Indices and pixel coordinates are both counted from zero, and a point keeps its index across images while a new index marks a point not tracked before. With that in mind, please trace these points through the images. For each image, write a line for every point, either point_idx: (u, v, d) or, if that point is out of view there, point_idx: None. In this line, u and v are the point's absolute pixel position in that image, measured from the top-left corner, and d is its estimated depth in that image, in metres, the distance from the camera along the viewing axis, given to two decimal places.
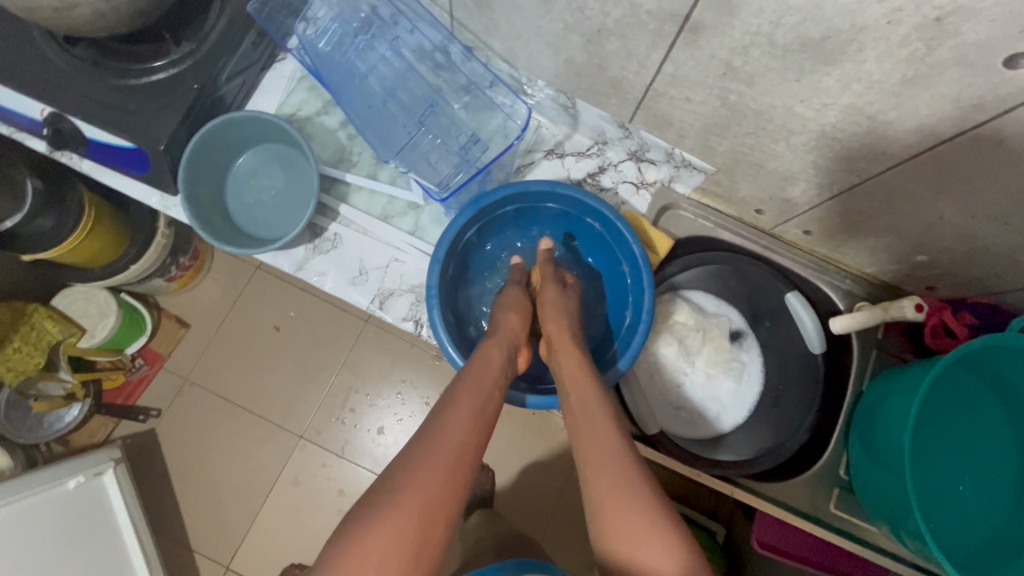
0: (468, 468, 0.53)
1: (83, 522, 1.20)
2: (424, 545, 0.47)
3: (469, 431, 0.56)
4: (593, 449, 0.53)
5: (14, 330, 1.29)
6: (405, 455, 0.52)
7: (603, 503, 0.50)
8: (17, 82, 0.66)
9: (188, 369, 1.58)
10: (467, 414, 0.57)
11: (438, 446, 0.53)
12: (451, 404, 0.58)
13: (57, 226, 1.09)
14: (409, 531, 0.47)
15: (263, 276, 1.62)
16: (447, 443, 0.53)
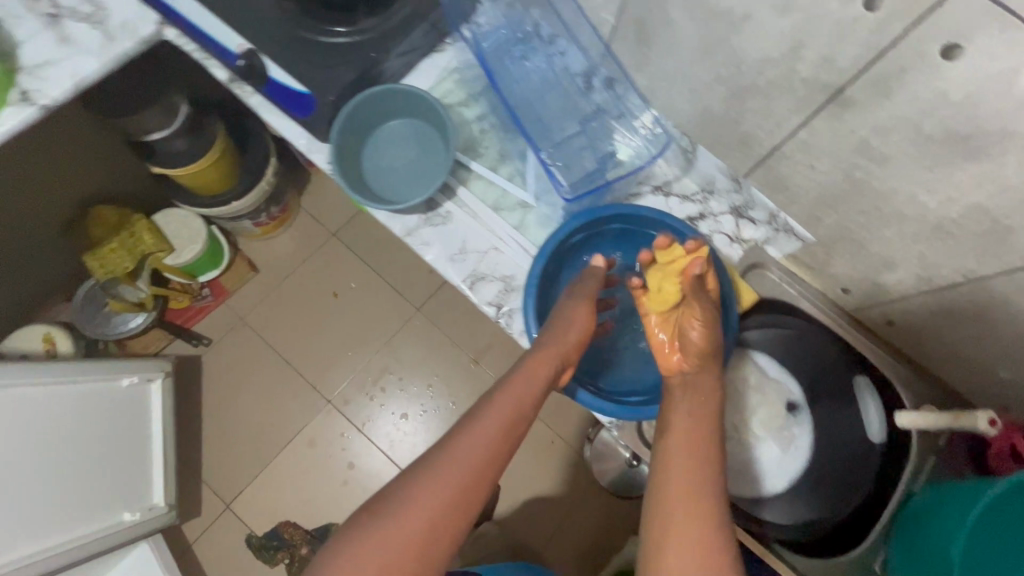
0: (488, 490, 0.51)
1: (124, 420, 1.27)
2: (432, 557, 0.47)
3: (494, 446, 0.53)
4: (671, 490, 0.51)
5: (116, 231, 1.42)
6: (428, 464, 0.50)
7: (662, 535, 0.48)
8: (230, 19, 0.77)
9: (244, 310, 1.66)
10: (498, 427, 0.55)
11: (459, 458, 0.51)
12: (483, 410, 0.56)
13: (188, 150, 1.20)
14: (415, 551, 0.46)
15: (337, 244, 1.71)
16: (472, 457, 0.51)
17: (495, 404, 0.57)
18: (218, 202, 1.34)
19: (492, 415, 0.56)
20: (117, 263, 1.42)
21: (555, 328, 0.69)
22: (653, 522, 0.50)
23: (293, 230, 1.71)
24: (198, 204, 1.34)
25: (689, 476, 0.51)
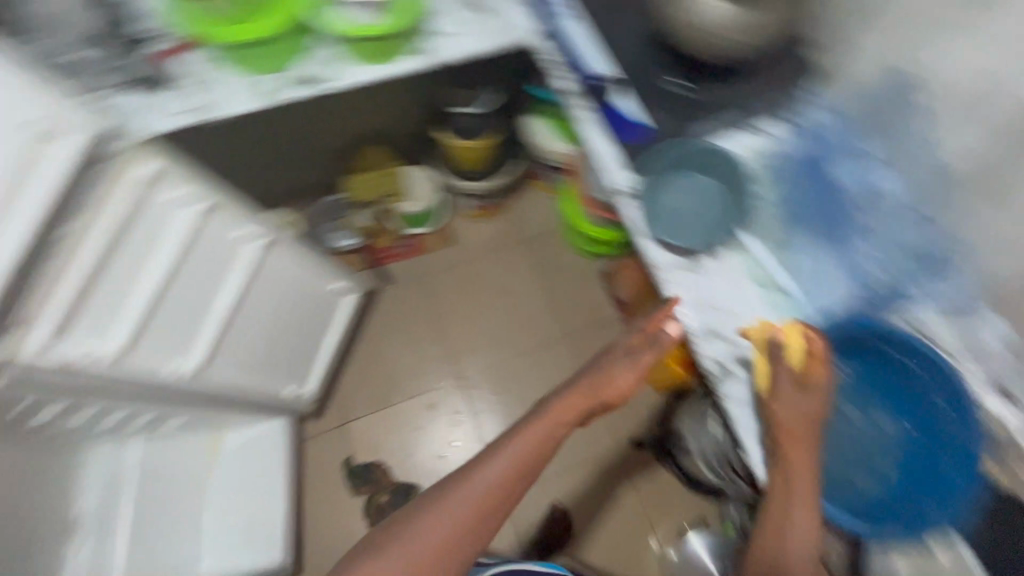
0: (497, 508, 0.79)
1: (321, 314, 1.47)
2: (449, 553, 0.76)
3: (504, 476, 0.80)
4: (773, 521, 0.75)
5: (379, 167, 1.73)
6: (439, 496, 0.79)
7: (779, 530, 0.75)
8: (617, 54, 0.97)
9: (426, 270, 1.85)
10: (506, 465, 0.81)
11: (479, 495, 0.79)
12: (495, 458, 0.82)
13: (471, 128, 1.42)
14: (434, 555, 0.75)
15: (529, 250, 1.85)
16: (484, 490, 0.79)
17: (506, 450, 0.82)
18: (463, 174, 1.56)
19: (507, 461, 0.81)
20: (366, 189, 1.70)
21: (593, 380, 0.87)
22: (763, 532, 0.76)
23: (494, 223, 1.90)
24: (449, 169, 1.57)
25: (786, 512, 0.74)
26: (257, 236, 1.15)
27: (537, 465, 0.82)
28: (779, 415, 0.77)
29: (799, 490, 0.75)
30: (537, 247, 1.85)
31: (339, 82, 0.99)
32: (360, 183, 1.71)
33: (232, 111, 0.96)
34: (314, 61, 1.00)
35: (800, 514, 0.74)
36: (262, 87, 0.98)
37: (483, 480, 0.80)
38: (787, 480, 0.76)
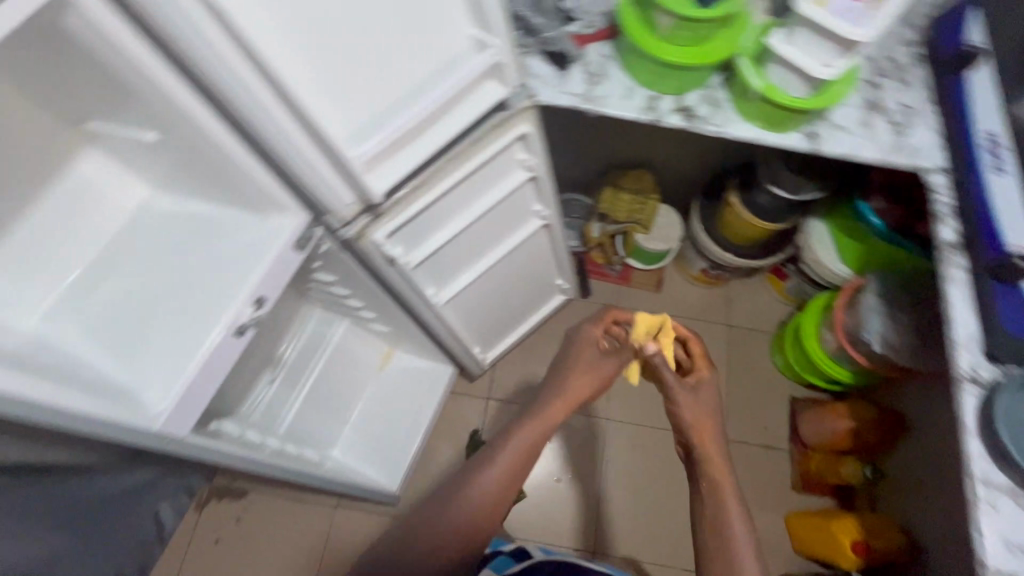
0: (495, 510, 0.90)
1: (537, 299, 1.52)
2: (462, 553, 0.88)
3: (496, 483, 0.91)
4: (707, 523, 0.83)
5: (640, 195, 1.69)
6: (430, 508, 0.91)
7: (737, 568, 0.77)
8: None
9: (626, 300, 1.86)
10: (497, 471, 0.91)
11: (473, 503, 0.89)
12: (489, 468, 0.92)
13: (765, 209, 1.38)
14: (446, 555, 0.87)
15: (726, 334, 1.83)
16: (476, 498, 0.90)
17: (500, 459, 0.92)
18: (721, 241, 1.54)
19: (488, 466, 0.92)
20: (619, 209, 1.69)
21: (577, 382, 1.00)
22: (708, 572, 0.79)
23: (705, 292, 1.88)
24: (710, 229, 1.55)
25: (722, 505, 0.83)
26: (545, 218, 1.22)
27: (524, 468, 0.93)
28: (688, 413, 0.92)
29: (721, 485, 0.85)
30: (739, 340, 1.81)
31: (722, 130, 0.98)
32: (616, 202, 1.69)
33: (615, 113, 0.99)
34: (704, 97, 1.01)
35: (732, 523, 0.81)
36: (649, 101, 1.00)
37: (479, 484, 0.91)
38: (711, 475, 0.86)
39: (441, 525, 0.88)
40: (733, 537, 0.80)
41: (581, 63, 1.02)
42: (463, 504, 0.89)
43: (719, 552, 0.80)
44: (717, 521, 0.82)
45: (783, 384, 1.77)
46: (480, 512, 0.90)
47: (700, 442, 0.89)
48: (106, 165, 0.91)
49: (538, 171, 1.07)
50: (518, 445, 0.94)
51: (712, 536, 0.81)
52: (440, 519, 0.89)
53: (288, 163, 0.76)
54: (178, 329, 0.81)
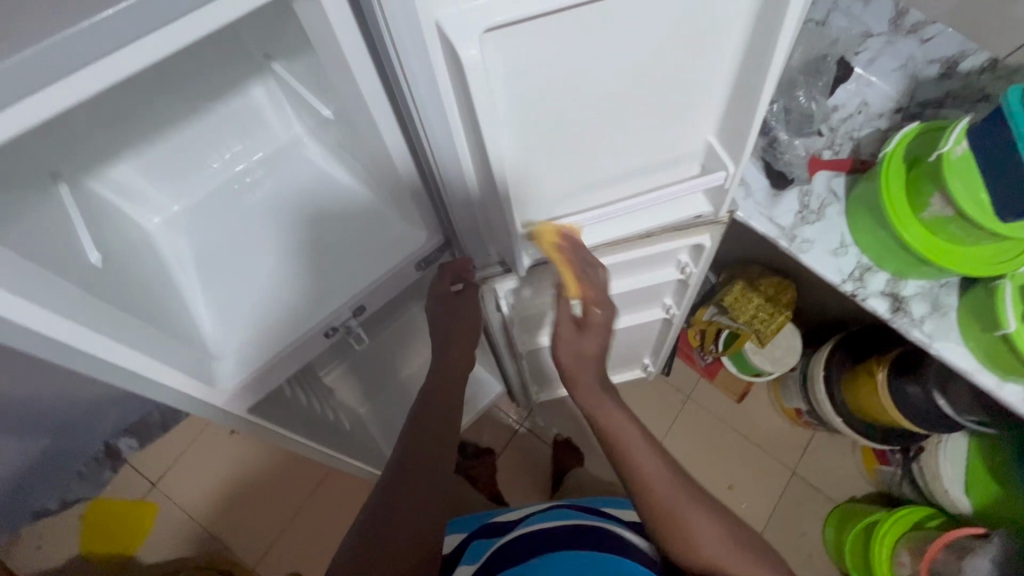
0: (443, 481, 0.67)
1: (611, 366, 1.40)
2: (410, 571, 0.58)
3: (430, 440, 0.70)
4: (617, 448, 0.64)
5: (773, 307, 1.44)
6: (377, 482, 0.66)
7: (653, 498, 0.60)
8: None
9: (697, 394, 1.74)
10: (417, 422, 0.72)
11: (423, 488, 0.64)
12: (429, 426, 0.71)
13: (915, 407, 1.17)
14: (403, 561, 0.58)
15: (784, 480, 1.65)
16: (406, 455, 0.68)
17: (418, 411, 0.73)
18: (840, 399, 1.36)
19: (428, 414, 0.72)
20: (742, 310, 1.46)
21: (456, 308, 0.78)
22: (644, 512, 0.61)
23: (786, 427, 1.69)
24: (835, 380, 1.36)
25: (612, 417, 0.66)
26: (670, 314, 1.08)
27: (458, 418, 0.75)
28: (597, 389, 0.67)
29: (657, 472, 0.62)
30: (795, 493, 1.64)
31: (929, 342, 0.79)
32: (743, 305, 1.46)
33: (812, 266, 0.83)
34: (927, 291, 0.82)
35: (694, 507, 0.60)
36: (859, 269, 0.82)
37: (427, 449, 0.68)
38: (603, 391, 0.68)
39: (385, 515, 0.61)
40: (699, 519, 0.60)
41: (802, 188, 0.85)
42: (422, 471, 0.66)
43: (643, 486, 0.61)
44: (672, 517, 0.60)
45: (822, 562, 1.58)
46: (425, 497, 0.64)
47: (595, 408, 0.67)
48: (276, 97, 0.90)
49: (692, 280, 0.93)
50: (450, 396, 0.75)
51: (665, 518, 0.60)
52: (385, 506, 0.63)
53: (448, 202, 0.67)
54: (282, 308, 0.81)
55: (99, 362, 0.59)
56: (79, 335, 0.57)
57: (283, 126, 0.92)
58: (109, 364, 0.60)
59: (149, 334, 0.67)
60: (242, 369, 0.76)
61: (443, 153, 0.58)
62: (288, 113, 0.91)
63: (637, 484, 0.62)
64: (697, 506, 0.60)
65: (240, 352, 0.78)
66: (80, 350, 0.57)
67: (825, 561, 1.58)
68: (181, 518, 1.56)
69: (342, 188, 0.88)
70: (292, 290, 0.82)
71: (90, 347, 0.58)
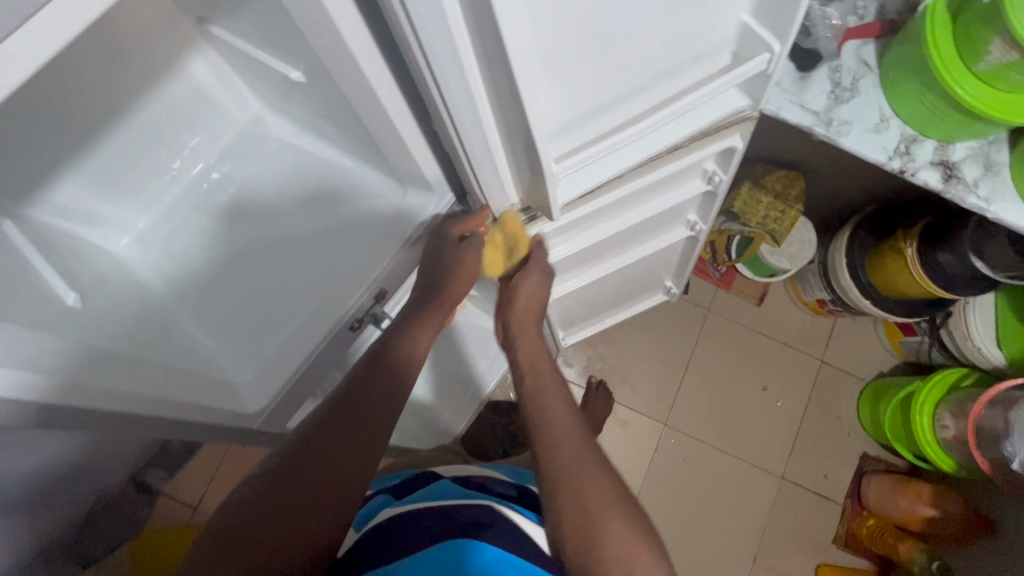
0: (364, 451, 0.59)
1: (633, 296, 1.36)
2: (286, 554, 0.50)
3: (350, 405, 0.61)
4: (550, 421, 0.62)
5: (783, 205, 1.37)
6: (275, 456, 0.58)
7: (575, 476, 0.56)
8: None
9: (717, 306, 1.71)
10: (343, 387, 0.63)
11: (344, 465, 0.57)
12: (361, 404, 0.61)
13: (949, 274, 1.14)
14: (276, 542, 0.51)
15: (815, 371, 1.67)
16: (314, 426, 0.59)
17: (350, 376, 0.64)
18: (865, 280, 1.33)
19: (362, 391, 0.63)
20: (752, 214, 1.40)
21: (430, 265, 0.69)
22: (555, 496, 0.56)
23: (809, 320, 1.69)
24: (859, 262, 1.33)
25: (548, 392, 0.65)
26: (696, 230, 1.02)
27: (407, 380, 0.66)
28: (524, 352, 0.70)
29: (563, 430, 0.61)
30: (827, 382, 1.66)
31: (986, 207, 0.74)
32: (753, 209, 1.39)
33: (854, 150, 0.76)
34: (976, 152, 0.76)
35: (590, 472, 0.57)
36: (903, 143, 0.76)
37: (367, 404, 0.61)
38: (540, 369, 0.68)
39: (293, 478, 0.55)
40: (583, 487, 0.55)
41: (830, 65, 0.77)
42: (341, 449, 0.58)
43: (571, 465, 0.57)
44: (561, 473, 0.57)
45: (861, 439, 1.63)
46: (344, 477, 0.56)
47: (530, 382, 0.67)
48: (222, 71, 0.78)
49: (720, 189, 0.85)
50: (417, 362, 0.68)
51: (553, 471, 0.57)
52: (293, 466, 0.56)
53: (462, 157, 0.58)
54: (295, 308, 0.73)
55: (125, 418, 0.56)
56: (88, 398, 0.53)
57: (238, 107, 0.81)
58: (137, 418, 0.56)
59: (162, 377, 0.62)
60: (267, 388, 0.68)
61: (454, 98, 0.48)
62: (240, 87, 0.79)
63: (544, 433, 0.61)
64: (593, 472, 0.57)
65: (258, 370, 0.70)
66: (101, 410, 0.53)
67: (864, 437, 1.63)
68: None
69: (321, 162, 0.78)
70: (299, 287, 0.74)
71: (110, 406, 0.54)
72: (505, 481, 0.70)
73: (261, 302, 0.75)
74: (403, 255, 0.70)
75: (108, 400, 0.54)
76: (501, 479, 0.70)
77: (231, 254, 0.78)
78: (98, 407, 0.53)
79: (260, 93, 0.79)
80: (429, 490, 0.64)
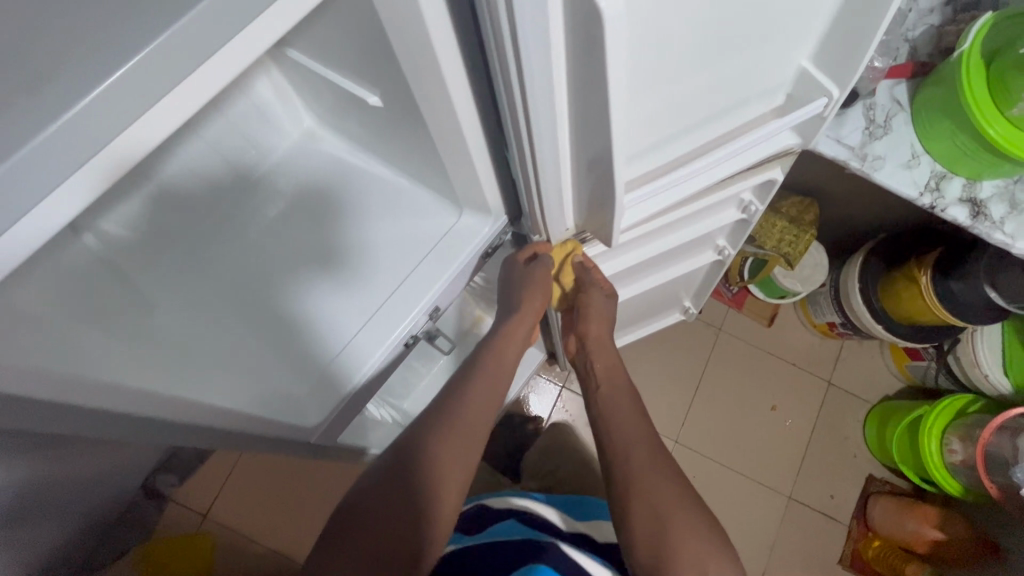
0: (445, 480, 0.64)
1: (653, 313, 1.39)
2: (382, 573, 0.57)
3: (430, 437, 0.66)
4: (629, 433, 0.73)
5: (798, 229, 1.40)
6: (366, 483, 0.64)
7: (654, 484, 0.66)
8: None
9: (728, 326, 1.74)
10: (425, 420, 0.69)
11: (426, 477, 0.63)
12: (452, 419, 0.68)
13: (962, 304, 1.17)
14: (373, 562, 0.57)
15: (823, 393, 1.70)
16: (401, 456, 0.65)
17: (432, 411, 0.70)
18: (878, 307, 1.37)
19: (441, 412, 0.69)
20: (768, 236, 1.43)
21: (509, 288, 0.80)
22: (640, 492, 0.66)
23: (817, 342, 1.73)
24: (872, 289, 1.37)
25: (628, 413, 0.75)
26: (724, 254, 1.05)
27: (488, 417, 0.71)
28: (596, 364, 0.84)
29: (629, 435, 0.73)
30: (835, 405, 1.69)
31: (1012, 243, 0.78)
32: (768, 232, 1.42)
33: (887, 184, 0.80)
34: (1003, 190, 0.80)
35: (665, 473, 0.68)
36: (934, 179, 0.80)
37: (444, 438, 0.66)
38: (611, 380, 0.81)
39: (382, 502, 0.61)
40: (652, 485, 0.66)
41: (866, 103, 0.81)
42: (425, 469, 0.64)
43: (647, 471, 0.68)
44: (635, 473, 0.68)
45: (866, 461, 1.66)
46: (438, 482, 0.63)
47: (608, 400, 0.78)
48: (281, 88, 0.81)
49: (755, 217, 0.88)
50: (491, 395, 0.73)
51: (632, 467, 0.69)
52: (384, 491, 0.62)
53: (532, 181, 0.61)
54: (345, 319, 0.74)
55: (185, 430, 0.56)
56: (160, 409, 0.53)
57: (292, 122, 0.84)
58: (201, 429, 0.57)
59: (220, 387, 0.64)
60: (323, 402, 0.70)
61: (539, 126, 0.51)
62: (298, 104, 0.82)
63: (617, 434, 0.73)
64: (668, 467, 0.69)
65: (312, 381, 0.71)
66: (170, 421, 0.54)
67: (869, 459, 1.66)
68: (242, 543, 1.50)
69: (374, 179, 0.81)
70: (348, 300, 0.75)
71: (179, 415, 0.55)
72: (567, 522, 0.76)
73: (309, 314, 0.75)
74: (460, 273, 0.72)
75: (178, 409, 0.55)
76: (558, 521, 0.76)
77: (280, 265, 0.79)
78: (167, 418, 0.54)
79: (317, 108, 0.81)
80: (497, 527, 0.73)
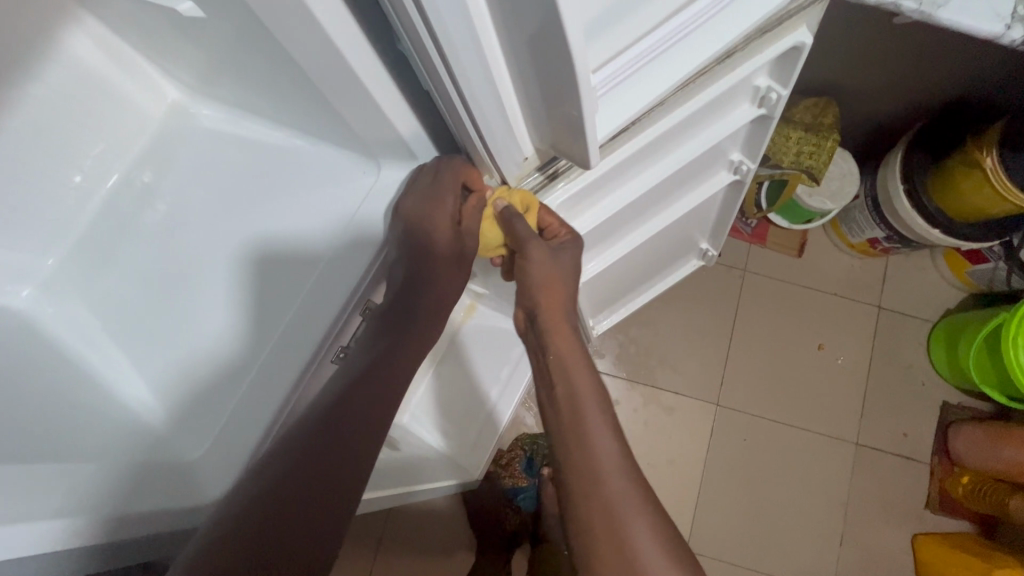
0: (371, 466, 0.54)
1: (667, 263, 1.17)
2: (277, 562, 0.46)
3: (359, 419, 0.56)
4: (582, 438, 0.56)
5: (817, 135, 1.18)
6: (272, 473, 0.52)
7: (608, 513, 0.52)
8: None
9: (753, 266, 1.52)
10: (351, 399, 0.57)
11: (350, 461, 0.53)
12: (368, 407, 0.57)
13: None
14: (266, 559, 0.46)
15: (873, 319, 1.49)
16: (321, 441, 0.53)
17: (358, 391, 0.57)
18: (930, 205, 1.14)
19: (345, 419, 0.55)
20: (783, 153, 1.20)
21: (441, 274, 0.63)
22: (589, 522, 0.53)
23: (859, 264, 1.51)
24: (920, 186, 1.14)
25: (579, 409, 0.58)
26: (742, 172, 0.83)
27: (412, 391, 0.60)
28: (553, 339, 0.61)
29: (588, 449, 0.56)
30: (889, 332, 1.48)
31: None
32: (786, 146, 1.18)
33: (955, 23, 0.58)
34: None
35: (631, 516, 0.52)
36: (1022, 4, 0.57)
37: (360, 427, 0.56)
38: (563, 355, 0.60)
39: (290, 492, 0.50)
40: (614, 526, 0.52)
41: None
42: (338, 455, 0.53)
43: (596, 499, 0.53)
44: (585, 492, 0.54)
45: (940, 388, 1.45)
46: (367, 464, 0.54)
47: (560, 390, 0.59)
48: (110, 47, 0.73)
49: (776, 110, 0.67)
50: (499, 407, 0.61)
51: (581, 505, 0.54)
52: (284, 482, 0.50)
53: (458, 97, 0.40)
54: (262, 320, 0.67)
55: None
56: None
57: (152, 99, 0.76)
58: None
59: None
60: None
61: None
62: (146, 72, 0.76)
63: (568, 446, 0.57)
64: (635, 516, 0.52)
65: (248, 403, 0.63)
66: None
67: (940, 384, 1.45)
68: None
69: (270, 151, 0.70)
70: (270, 303, 0.67)
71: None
72: None
73: (225, 327, 0.68)
74: (381, 264, 0.63)
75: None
76: None
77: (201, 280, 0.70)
78: None
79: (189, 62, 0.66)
80: None
